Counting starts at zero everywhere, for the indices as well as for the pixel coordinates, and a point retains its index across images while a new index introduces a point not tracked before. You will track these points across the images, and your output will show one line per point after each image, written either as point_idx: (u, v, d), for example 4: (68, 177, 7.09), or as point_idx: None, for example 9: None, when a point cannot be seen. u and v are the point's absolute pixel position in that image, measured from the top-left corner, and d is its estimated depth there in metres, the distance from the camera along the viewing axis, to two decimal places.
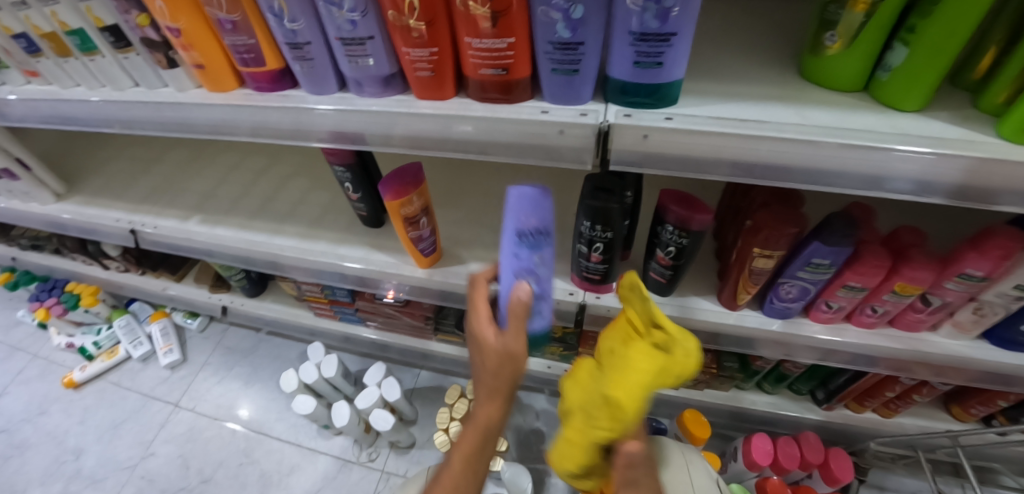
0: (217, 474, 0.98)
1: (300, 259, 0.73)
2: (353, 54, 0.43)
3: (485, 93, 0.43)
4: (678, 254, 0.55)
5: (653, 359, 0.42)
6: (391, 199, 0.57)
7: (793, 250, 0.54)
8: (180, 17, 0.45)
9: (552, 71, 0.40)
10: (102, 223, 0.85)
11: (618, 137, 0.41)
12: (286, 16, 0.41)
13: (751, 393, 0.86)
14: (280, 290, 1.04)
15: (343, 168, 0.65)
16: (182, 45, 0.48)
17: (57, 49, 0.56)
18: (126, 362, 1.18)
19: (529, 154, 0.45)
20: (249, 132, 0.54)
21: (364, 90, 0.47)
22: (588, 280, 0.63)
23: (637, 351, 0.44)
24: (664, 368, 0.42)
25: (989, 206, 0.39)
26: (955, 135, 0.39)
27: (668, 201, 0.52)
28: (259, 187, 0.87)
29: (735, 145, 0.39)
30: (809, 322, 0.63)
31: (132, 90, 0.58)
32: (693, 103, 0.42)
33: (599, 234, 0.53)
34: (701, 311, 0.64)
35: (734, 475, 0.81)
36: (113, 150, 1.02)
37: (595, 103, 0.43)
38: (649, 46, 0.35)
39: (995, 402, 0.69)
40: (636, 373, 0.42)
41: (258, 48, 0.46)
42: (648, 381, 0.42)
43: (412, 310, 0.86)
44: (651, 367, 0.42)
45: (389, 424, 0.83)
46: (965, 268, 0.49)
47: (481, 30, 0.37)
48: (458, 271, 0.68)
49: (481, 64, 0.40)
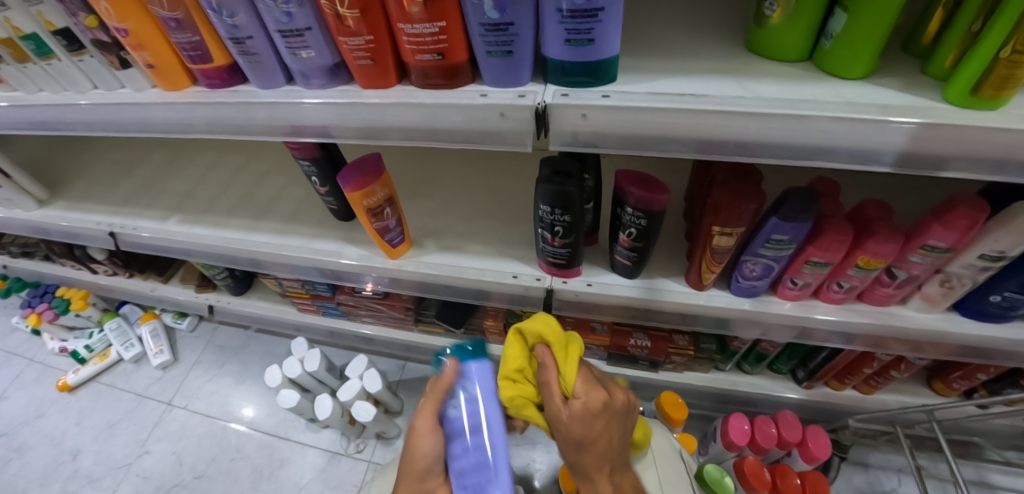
0: (209, 470, 1.00)
1: (275, 254, 0.74)
2: (294, 46, 0.43)
3: (427, 79, 0.43)
4: (640, 236, 0.55)
5: (554, 331, 0.47)
6: (352, 191, 0.57)
7: (755, 226, 0.54)
8: (126, 18, 0.46)
9: (488, 53, 0.39)
10: (83, 227, 0.86)
11: (557, 118, 0.40)
12: (224, 11, 0.42)
13: (732, 374, 0.85)
14: (265, 287, 1.05)
15: (308, 162, 0.65)
16: (132, 46, 0.48)
17: (15, 55, 0.57)
18: (119, 364, 1.21)
19: (476, 139, 0.45)
20: (205, 129, 0.54)
21: (310, 83, 0.47)
22: (555, 265, 0.62)
23: (566, 340, 0.47)
24: (556, 336, 0.46)
25: (934, 173, 0.38)
26: (902, 102, 0.38)
27: (626, 183, 0.51)
28: (235, 186, 0.88)
29: (673, 120, 0.39)
30: (778, 300, 0.63)
31: (93, 93, 0.59)
32: (633, 80, 0.42)
33: (559, 218, 0.53)
34: (668, 292, 0.63)
35: (713, 456, 0.81)
36: (94, 154, 1.03)
37: (536, 84, 0.43)
38: (577, 23, 0.35)
39: (976, 376, 0.69)
40: (554, 325, 0.47)
41: (204, 44, 0.47)
42: (526, 331, 0.48)
43: (392, 302, 0.87)
44: (545, 329, 0.47)
45: (371, 415, 0.85)
46: (929, 240, 0.48)
47: (412, 15, 0.37)
48: (427, 260, 0.69)
49: (416, 50, 0.40)
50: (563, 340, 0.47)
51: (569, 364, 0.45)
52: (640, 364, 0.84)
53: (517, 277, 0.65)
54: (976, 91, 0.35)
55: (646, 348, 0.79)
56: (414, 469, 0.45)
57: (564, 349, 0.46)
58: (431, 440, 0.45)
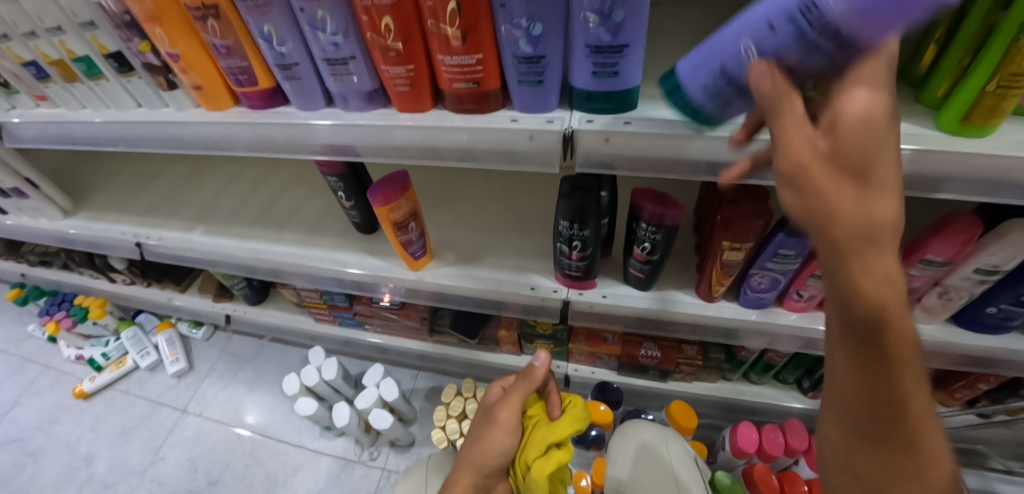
0: (224, 476, 1.02)
1: (299, 264, 0.77)
2: (337, 73, 0.46)
3: (461, 104, 0.46)
4: (654, 250, 0.58)
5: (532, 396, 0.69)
6: (380, 206, 0.60)
7: (762, 241, 0.57)
8: (178, 43, 0.49)
9: (519, 82, 0.43)
10: (109, 237, 0.89)
11: (582, 141, 0.44)
12: (275, 40, 0.45)
13: (739, 384, 0.88)
14: (281, 297, 1.08)
15: (335, 178, 0.68)
16: (181, 69, 0.52)
17: (64, 75, 0.61)
18: (134, 372, 1.22)
19: (505, 161, 0.48)
20: (245, 146, 0.57)
21: (349, 105, 0.50)
22: (571, 277, 0.65)
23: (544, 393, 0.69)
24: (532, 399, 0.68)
25: (930, 194, 0.42)
26: (900, 128, 0.42)
27: (642, 199, 0.54)
28: (258, 197, 0.91)
29: (690, 145, 0.42)
30: (784, 312, 0.65)
31: (135, 111, 0.62)
32: (651, 107, 0.45)
33: (577, 232, 0.56)
34: (680, 303, 0.66)
35: (723, 464, 0.84)
36: (117, 166, 1.06)
37: (561, 110, 0.46)
38: (604, 57, 0.39)
39: (977, 385, 0.72)
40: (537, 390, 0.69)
41: (251, 69, 0.50)
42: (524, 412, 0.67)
43: (408, 311, 0.90)
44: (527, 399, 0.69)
45: (388, 423, 0.86)
46: (928, 254, 0.51)
47: (452, 48, 0.41)
48: (447, 272, 0.71)
49: (454, 79, 0.44)
50: (535, 397, 0.67)
51: (535, 403, 0.65)
52: (650, 374, 0.87)
53: (535, 288, 0.68)
54: (966, 120, 0.39)
55: (657, 357, 0.81)
56: (485, 457, 0.61)
57: (534, 401, 0.66)
58: (503, 437, 0.61)
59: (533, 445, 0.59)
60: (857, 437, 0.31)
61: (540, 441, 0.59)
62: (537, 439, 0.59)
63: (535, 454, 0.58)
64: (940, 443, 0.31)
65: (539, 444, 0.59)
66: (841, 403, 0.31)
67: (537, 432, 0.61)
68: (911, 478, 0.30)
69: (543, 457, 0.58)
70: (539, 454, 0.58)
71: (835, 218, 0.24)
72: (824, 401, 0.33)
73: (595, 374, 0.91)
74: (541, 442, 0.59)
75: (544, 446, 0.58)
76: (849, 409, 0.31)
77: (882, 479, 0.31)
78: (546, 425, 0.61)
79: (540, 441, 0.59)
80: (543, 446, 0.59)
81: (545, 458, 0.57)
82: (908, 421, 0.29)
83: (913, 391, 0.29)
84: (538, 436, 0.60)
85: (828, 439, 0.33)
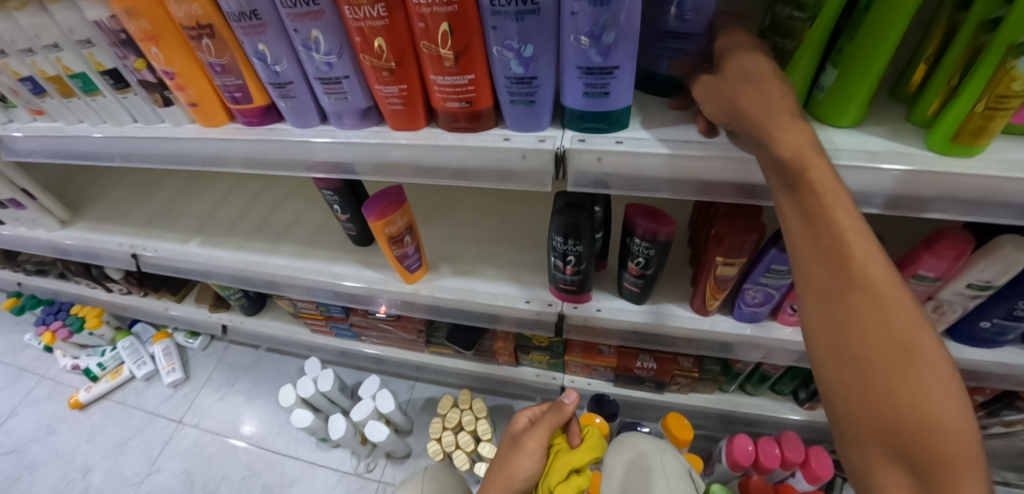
0: (220, 488, 1.01)
1: (295, 277, 0.77)
2: (331, 91, 0.47)
3: (454, 123, 0.47)
4: (647, 265, 0.58)
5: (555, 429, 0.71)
6: (375, 220, 0.60)
7: (755, 256, 0.57)
8: (174, 60, 0.50)
9: (511, 102, 0.43)
10: (106, 247, 0.89)
11: (574, 160, 0.44)
12: (270, 59, 0.45)
13: (735, 395, 0.88)
14: (278, 307, 1.08)
15: (331, 192, 0.68)
16: (177, 86, 0.52)
17: (61, 91, 0.61)
18: (131, 382, 1.22)
19: (498, 178, 0.48)
20: (241, 163, 0.58)
21: (343, 123, 0.51)
22: (566, 291, 0.65)
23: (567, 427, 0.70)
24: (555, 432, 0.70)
25: (919, 213, 0.42)
26: (888, 148, 0.42)
27: (635, 215, 0.55)
28: (256, 208, 0.91)
29: (680, 164, 0.43)
30: (779, 326, 0.65)
31: (131, 126, 0.62)
32: (641, 126, 0.45)
33: (572, 247, 0.56)
34: (674, 317, 0.66)
35: (720, 477, 0.83)
36: (115, 177, 1.06)
37: (554, 129, 0.47)
38: (595, 78, 0.39)
39: (972, 397, 0.72)
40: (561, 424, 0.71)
41: (246, 87, 0.50)
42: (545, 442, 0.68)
43: (404, 323, 0.90)
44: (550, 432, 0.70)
45: (384, 435, 0.86)
46: (921, 269, 0.51)
47: (445, 69, 0.41)
48: (443, 285, 0.71)
49: (447, 98, 0.44)
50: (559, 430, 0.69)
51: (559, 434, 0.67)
52: (646, 385, 0.86)
53: (530, 302, 0.68)
54: (955, 139, 0.39)
55: (653, 369, 0.81)
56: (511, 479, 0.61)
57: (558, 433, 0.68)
58: (528, 461, 0.62)
59: (556, 469, 0.60)
60: (831, 315, 0.32)
61: (563, 466, 0.60)
62: (560, 464, 0.61)
63: (557, 478, 0.59)
64: (913, 309, 0.31)
65: (562, 471, 0.60)
66: (812, 287, 0.33)
67: (560, 458, 0.62)
68: (911, 403, 0.29)
69: (565, 482, 0.59)
70: (562, 478, 0.59)
71: (739, 103, 0.34)
72: (802, 299, 0.35)
73: (591, 386, 0.91)
74: (564, 467, 0.60)
75: (566, 472, 0.60)
76: (815, 284, 0.33)
77: (874, 360, 0.31)
78: (569, 452, 0.63)
79: (563, 467, 0.60)
80: (565, 471, 0.60)
81: (566, 481, 0.58)
82: (867, 278, 0.31)
83: (861, 250, 0.31)
84: (562, 462, 0.61)
85: (813, 337, 0.34)
